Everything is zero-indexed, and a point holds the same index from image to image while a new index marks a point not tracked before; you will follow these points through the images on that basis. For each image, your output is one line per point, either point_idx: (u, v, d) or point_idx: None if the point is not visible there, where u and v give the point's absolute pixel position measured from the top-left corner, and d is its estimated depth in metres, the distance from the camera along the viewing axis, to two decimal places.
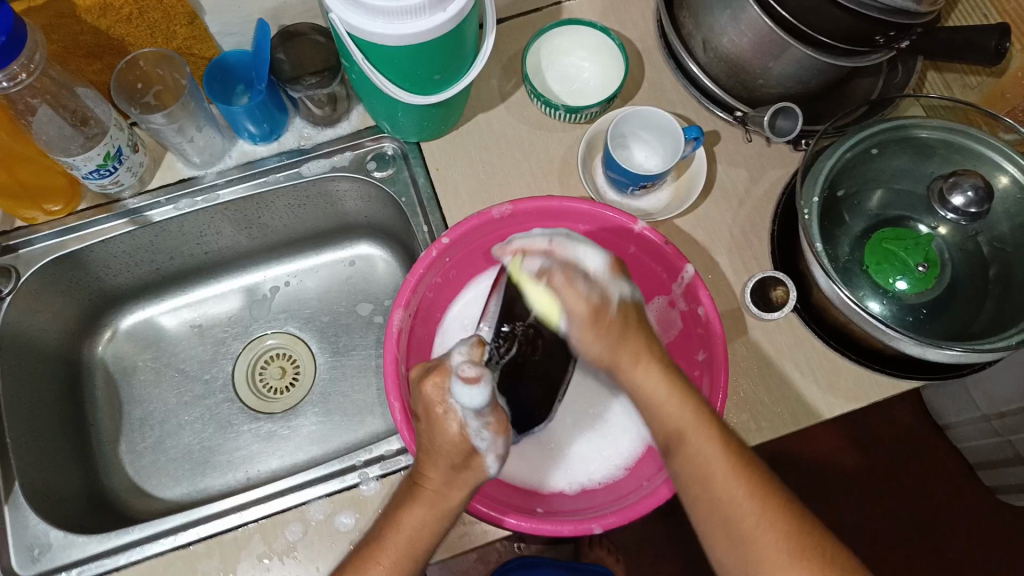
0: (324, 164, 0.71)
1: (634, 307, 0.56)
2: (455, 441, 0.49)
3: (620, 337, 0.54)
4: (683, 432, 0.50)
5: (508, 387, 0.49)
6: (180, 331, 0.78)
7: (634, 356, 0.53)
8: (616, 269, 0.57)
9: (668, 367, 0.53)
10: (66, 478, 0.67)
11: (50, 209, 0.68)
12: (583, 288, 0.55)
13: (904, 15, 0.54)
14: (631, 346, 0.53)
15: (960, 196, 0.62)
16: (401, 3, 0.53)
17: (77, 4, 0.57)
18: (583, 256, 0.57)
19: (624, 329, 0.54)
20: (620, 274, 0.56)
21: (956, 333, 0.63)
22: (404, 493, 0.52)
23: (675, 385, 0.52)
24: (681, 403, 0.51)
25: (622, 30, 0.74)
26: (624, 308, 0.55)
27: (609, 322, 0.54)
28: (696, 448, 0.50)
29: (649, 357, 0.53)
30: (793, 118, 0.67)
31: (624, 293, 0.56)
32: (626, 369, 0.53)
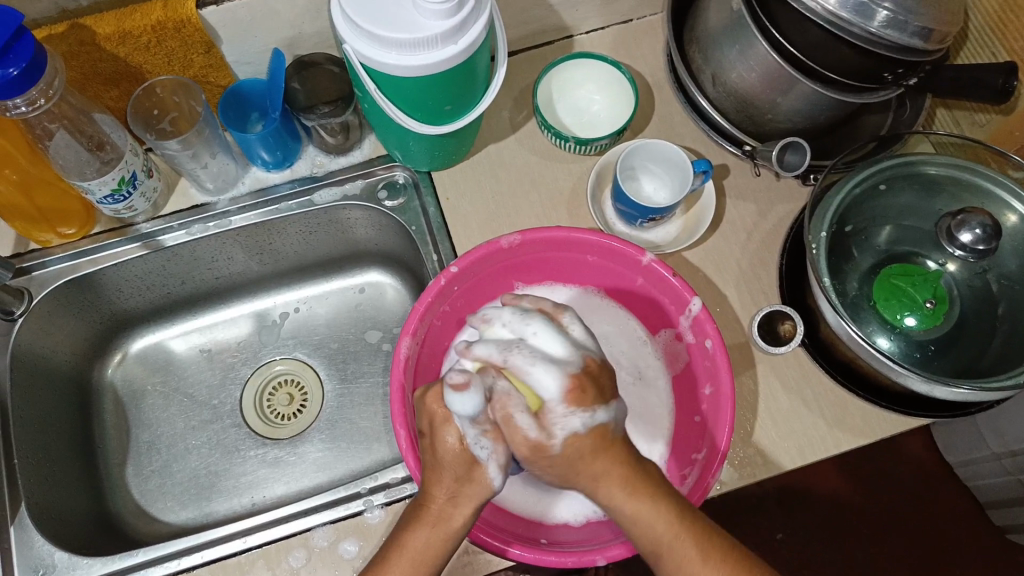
0: (336, 192, 0.72)
1: (602, 437, 0.50)
2: (453, 453, 0.49)
3: (580, 462, 0.50)
4: (663, 545, 0.50)
5: (505, 401, 0.48)
6: (190, 355, 0.79)
7: (595, 480, 0.50)
8: (575, 398, 0.48)
9: (635, 487, 0.51)
10: (73, 499, 0.67)
11: (63, 233, 0.68)
12: (520, 415, 0.48)
13: (910, 52, 0.55)
14: (590, 470, 0.50)
15: (968, 233, 0.63)
16: (413, 34, 0.54)
17: (97, 30, 0.59)
18: (567, 314, 0.53)
19: (588, 455, 0.50)
20: (577, 404, 0.48)
21: (965, 369, 0.63)
22: (409, 515, 0.52)
23: (643, 504, 0.50)
24: (656, 518, 0.50)
25: (632, 65, 0.75)
26: (571, 444, 0.49)
27: (578, 463, 0.49)
28: (676, 564, 0.50)
29: (611, 480, 0.50)
30: (801, 153, 0.67)
31: (574, 428, 0.48)
32: (590, 488, 0.51)
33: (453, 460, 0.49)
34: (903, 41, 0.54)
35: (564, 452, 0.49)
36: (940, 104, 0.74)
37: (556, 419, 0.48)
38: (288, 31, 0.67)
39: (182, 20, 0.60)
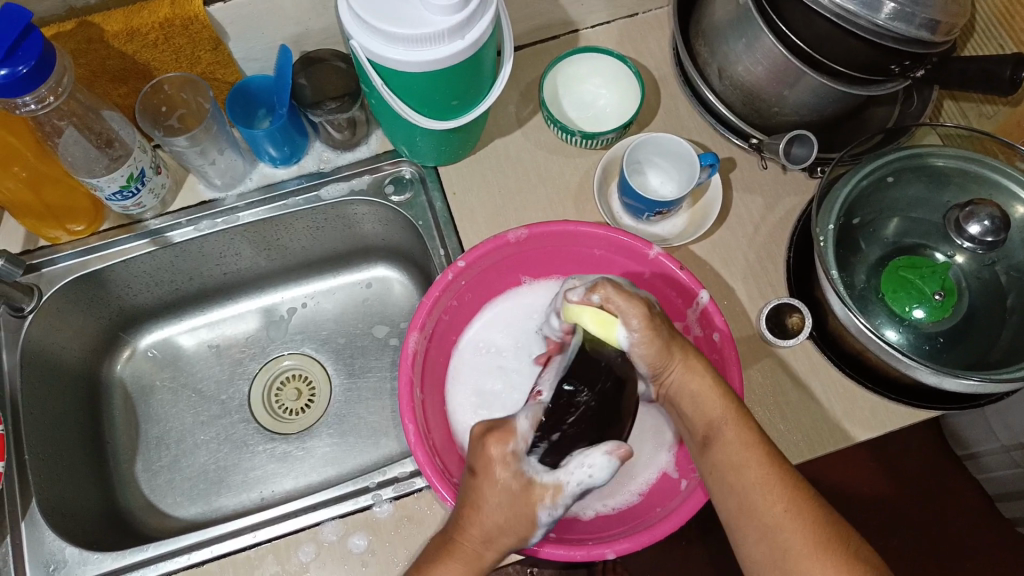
0: (343, 187, 0.72)
1: (668, 308, 0.58)
2: (516, 491, 0.50)
3: (671, 336, 0.56)
4: (718, 419, 0.53)
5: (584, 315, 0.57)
6: (198, 351, 0.79)
7: (684, 355, 0.55)
8: (638, 278, 0.60)
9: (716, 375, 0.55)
10: (83, 495, 0.67)
11: (73, 229, 0.69)
12: (631, 294, 0.55)
13: (917, 45, 0.55)
14: (678, 342, 0.56)
15: (977, 224, 0.62)
16: (419, 30, 0.55)
17: (105, 28, 0.59)
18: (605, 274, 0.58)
19: (669, 330, 0.56)
20: (649, 279, 0.59)
21: (974, 361, 0.63)
22: (437, 549, 0.51)
23: (713, 383, 0.55)
24: (716, 399, 0.54)
25: (638, 59, 0.75)
26: (664, 304, 0.57)
27: (661, 320, 0.55)
28: (730, 436, 0.52)
29: (694, 352, 0.56)
30: (808, 146, 0.67)
31: (654, 295, 0.58)
32: (685, 367, 0.55)
33: (517, 505, 0.49)
34: (909, 34, 0.54)
35: (662, 311, 0.56)
36: (948, 96, 0.74)
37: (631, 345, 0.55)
38: (295, 27, 0.67)
39: (190, 17, 0.60)
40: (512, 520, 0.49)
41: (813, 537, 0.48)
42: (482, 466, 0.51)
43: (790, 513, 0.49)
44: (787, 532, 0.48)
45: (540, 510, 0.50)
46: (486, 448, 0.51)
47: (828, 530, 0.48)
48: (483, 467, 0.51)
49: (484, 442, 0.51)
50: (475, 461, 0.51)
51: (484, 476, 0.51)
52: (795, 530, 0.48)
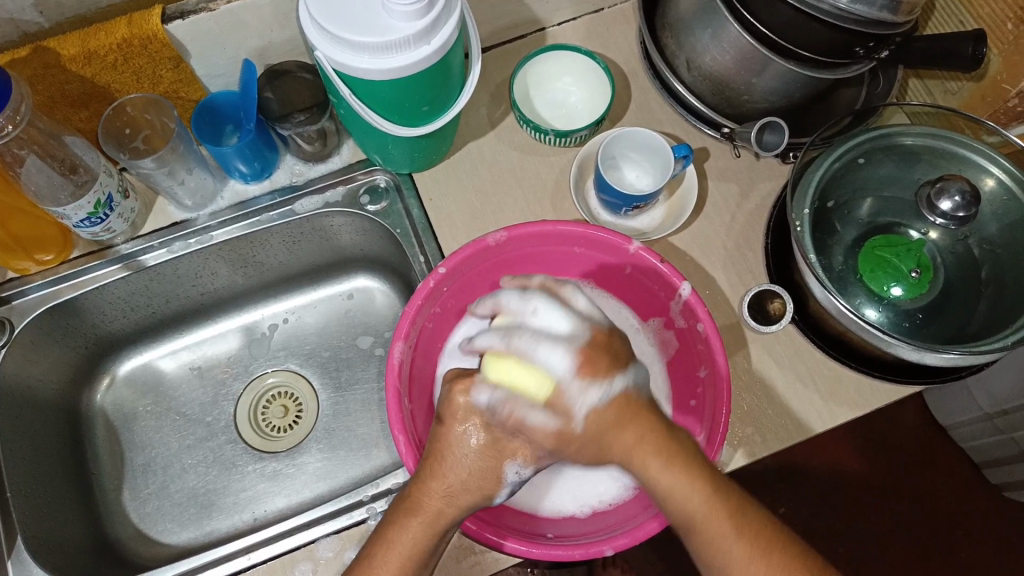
0: (317, 200, 0.71)
1: (624, 401, 0.49)
2: (488, 446, 0.50)
3: (606, 435, 0.49)
4: (695, 524, 0.49)
5: (514, 404, 0.48)
6: (179, 374, 0.78)
7: (637, 444, 0.49)
8: (586, 371, 0.48)
9: (670, 456, 0.49)
10: (71, 530, 0.66)
11: (42, 259, 0.67)
12: (539, 416, 0.48)
13: (881, 27, 0.55)
14: (617, 445, 0.49)
15: (948, 202, 0.63)
16: (385, 38, 0.54)
17: (60, 52, 0.58)
18: (570, 288, 0.53)
19: (620, 422, 0.49)
20: (591, 378, 0.48)
21: (954, 337, 0.64)
22: (394, 509, 0.51)
23: (682, 473, 0.49)
24: (692, 492, 0.48)
25: (607, 54, 0.75)
26: (593, 420, 0.48)
27: (597, 437, 0.49)
28: (712, 544, 0.48)
29: (645, 448, 0.49)
30: (780, 132, 0.67)
31: (599, 399, 0.48)
32: (625, 462, 0.50)
33: (487, 460, 0.50)
34: (870, 15, 0.54)
35: (589, 428, 0.49)
36: (913, 75, 0.75)
37: (572, 398, 0.48)
38: (257, 40, 0.66)
39: (149, 36, 0.59)
40: (477, 476, 0.50)
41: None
42: (452, 415, 0.51)
43: None
44: None
45: (510, 466, 0.51)
46: (454, 395, 0.50)
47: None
48: (451, 415, 0.50)
49: (452, 390, 0.51)
50: (443, 409, 0.51)
51: (454, 427, 0.51)
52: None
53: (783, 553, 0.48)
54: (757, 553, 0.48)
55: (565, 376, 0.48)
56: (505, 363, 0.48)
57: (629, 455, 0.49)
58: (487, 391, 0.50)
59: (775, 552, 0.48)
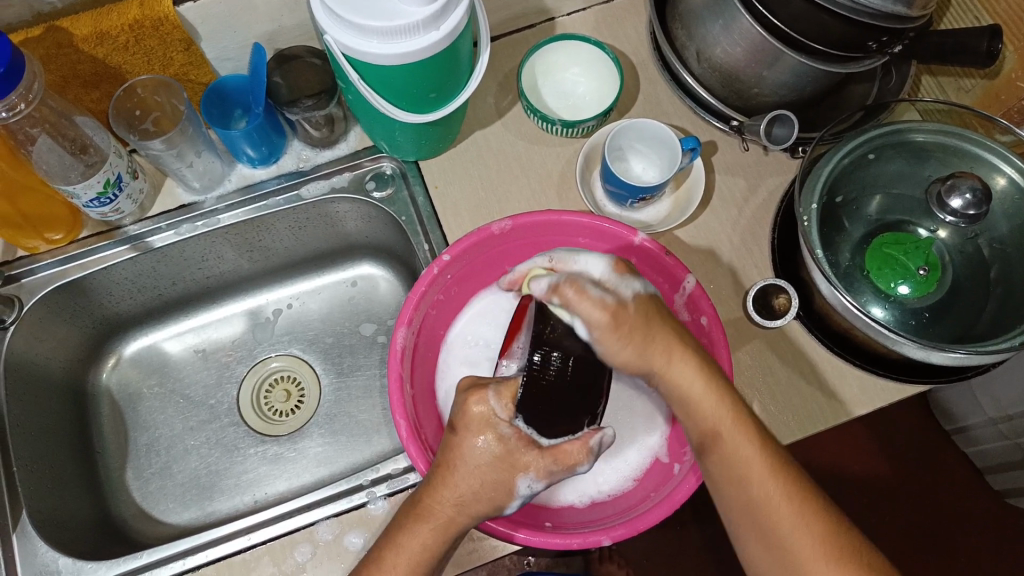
0: (323, 185, 0.71)
1: (652, 301, 0.56)
2: (501, 456, 0.49)
3: (647, 339, 0.54)
4: (716, 429, 0.52)
5: (573, 284, 0.54)
6: (184, 357, 0.79)
7: (666, 354, 0.54)
8: (621, 269, 0.56)
9: (706, 364, 0.54)
10: (75, 506, 0.67)
11: (51, 239, 0.68)
12: (596, 293, 0.54)
13: (894, 20, 0.54)
14: (656, 345, 0.54)
15: (958, 198, 0.62)
16: (394, 22, 0.54)
17: (73, 32, 0.58)
18: (574, 257, 0.57)
19: (648, 321, 0.55)
20: (625, 272, 0.56)
21: (959, 336, 0.63)
22: (405, 514, 0.52)
23: (712, 387, 0.53)
24: (718, 398, 0.53)
25: (616, 45, 0.75)
26: (641, 304, 0.55)
27: (630, 326, 0.54)
28: (732, 449, 0.51)
29: (682, 348, 0.55)
30: (789, 126, 0.67)
31: (637, 289, 0.55)
32: (664, 363, 0.55)
33: (499, 472, 0.49)
34: (884, 8, 0.53)
35: (637, 311, 0.55)
36: (925, 71, 0.74)
37: (618, 284, 0.55)
38: (267, 25, 0.66)
39: (160, 17, 0.59)
40: (489, 486, 0.49)
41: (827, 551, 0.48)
42: (465, 424, 0.50)
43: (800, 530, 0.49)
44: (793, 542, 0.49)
45: (522, 479, 0.49)
46: (469, 403, 0.50)
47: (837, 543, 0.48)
48: (465, 426, 0.49)
49: (466, 401, 0.50)
50: (457, 417, 0.50)
51: (466, 434, 0.50)
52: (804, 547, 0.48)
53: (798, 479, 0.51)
54: (774, 473, 0.51)
55: (604, 271, 0.56)
56: (536, 313, 0.54)
57: (665, 355, 0.54)
58: (499, 405, 0.49)
59: (789, 477, 0.50)
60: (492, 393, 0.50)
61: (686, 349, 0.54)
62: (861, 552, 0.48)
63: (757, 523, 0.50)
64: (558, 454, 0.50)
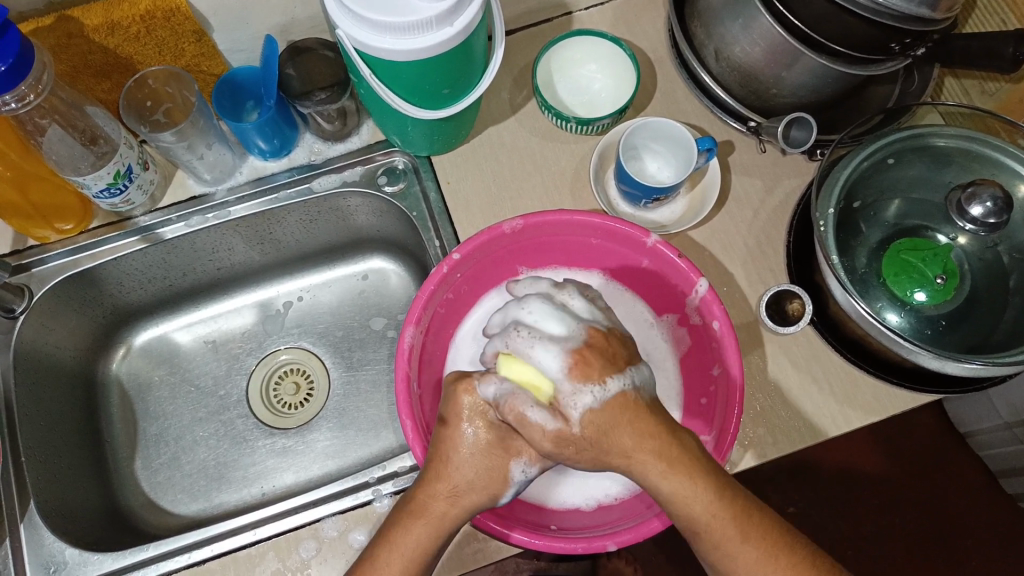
0: (335, 179, 0.71)
1: (624, 398, 0.48)
2: (494, 443, 0.49)
3: (606, 434, 0.47)
4: (702, 524, 0.47)
5: (513, 401, 0.47)
6: (194, 347, 0.79)
7: (659, 457, 0.47)
8: (581, 372, 0.47)
9: (670, 458, 0.47)
10: (83, 496, 0.67)
11: (61, 228, 0.68)
12: (538, 416, 0.47)
13: (916, 22, 0.53)
14: (617, 445, 0.47)
15: (979, 206, 0.61)
16: (407, 18, 0.53)
17: (85, 21, 0.58)
18: (534, 346, 0.49)
19: (611, 425, 0.47)
20: (583, 379, 0.47)
21: (975, 346, 0.62)
22: (397, 511, 0.50)
23: (685, 478, 0.47)
24: (699, 498, 0.47)
25: (634, 41, 0.73)
26: (609, 405, 0.47)
27: (589, 442, 0.47)
28: (718, 539, 0.47)
29: (646, 446, 0.47)
30: (807, 128, 0.65)
31: (590, 404, 0.47)
32: (626, 466, 0.48)
33: (493, 458, 0.49)
34: (909, 10, 0.52)
35: (588, 429, 0.47)
36: (949, 74, 0.73)
37: (569, 403, 0.47)
38: (280, 16, 0.66)
39: (171, 8, 0.59)
40: (484, 475, 0.49)
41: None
42: (455, 413, 0.50)
43: None
44: None
45: (516, 466, 0.50)
46: (459, 397, 0.50)
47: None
48: (456, 414, 0.50)
49: (456, 391, 0.50)
50: (447, 408, 0.51)
51: (456, 425, 0.50)
52: None
53: (795, 553, 0.48)
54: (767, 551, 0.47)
55: (558, 377, 0.47)
56: (518, 364, 0.49)
57: (628, 457, 0.48)
58: (488, 391, 0.50)
59: (779, 552, 0.47)
60: (477, 377, 0.50)
61: (661, 454, 0.47)
62: None
63: None
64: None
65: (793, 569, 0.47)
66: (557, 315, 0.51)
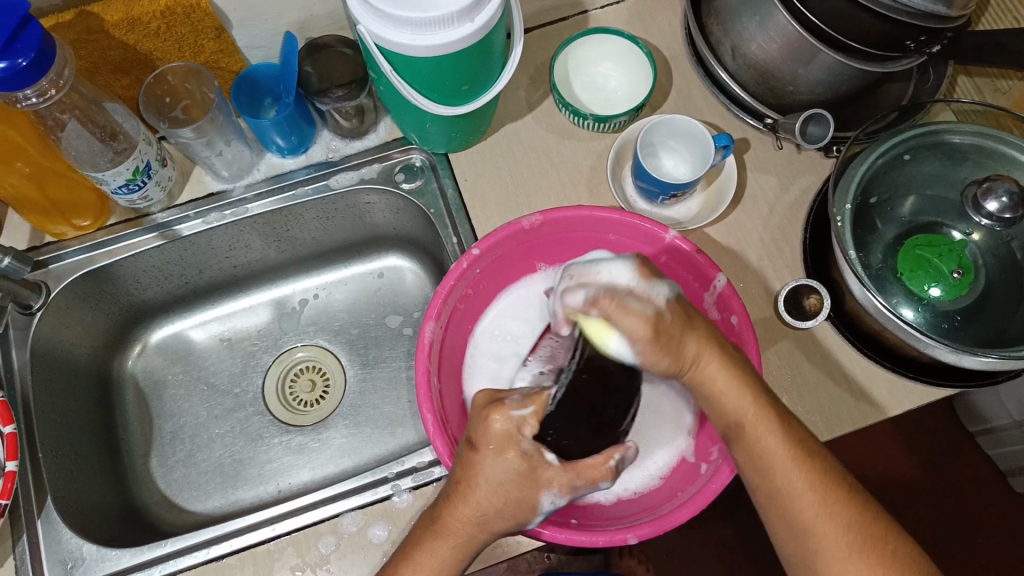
0: (353, 176, 0.71)
1: (682, 305, 0.53)
2: (523, 474, 0.48)
3: (679, 339, 0.52)
4: (746, 421, 0.50)
5: (613, 293, 0.52)
6: (210, 345, 0.79)
7: (704, 354, 0.52)
8: (647, 273, 0.53)
9: (730, 361, 0.52)
10: (99, 492, 0.67)
11: (79, 225, 0.68)
12: (637, 305, 0.51)
13: (934, 20, 0.53)
14: (692, 342, 0.52)
15: (994, 202, 0.62)
16: (427, 14, 0.53)
17: (104, 17, 0.58)
18: (596, 263, 0.54)
19: (686, 321, 0.52)
20: (649, 275, 0.53)
21: (992, 340, 0.62)
22: (423, 529, 0.51)
23: (736, 379, 0.51)
24: (741, 395, 0.51)
25: (650, 40, 0.74)
26: (675, 306, 0.52)
27: (671, 335, 0.51)
28: (756, 436, 0.50)
29: (708, 347, 0.52)
30: (825, 125, 0.66)
31: (668, 291, 0.52)
32: (693, 369, 0.52)
33: (520, 489, 0.48)
34: (924, 8, 0.52)
35: (674, 313, 0.52)
36: (962, 71, 0.73)
37: (642, 294, 0.52)
38: (299, 13, 0.66)
39: (191, 5, 0.59)
40: (511, 504, 0.48)
41: (851, 541, 0.47)
42: (485, 439, 0.49)
43: (825, 518, 0.47)
44: (823, 538, 0.47)
45: (544, 496, 0.48)
46: (489, 420, 0.49)
47: (864, 533, 0.47)
48: (486, 441, 0.48)
49: (487, 416, 0.49)
50: (476, 434, 0.49)
51: (485, 451, 0.48)
52: (835, 539, 0.47)
53: (828, 466, 0.49)
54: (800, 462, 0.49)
55: (632, 279, 0.52)
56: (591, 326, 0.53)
57: (696, 356, 0.52)
58: (523, 421, 0.48)
59: (816, 463, 0.49)
60: (512, 403, 0.49)
61: (714, 354, 0.52)
62: (891, 534, 0.47)
63: (780, 507, 0.49)
64: (581, 470, 0.49)
65: (820, 490, 0.48)
66: (598, 258, 0.56)
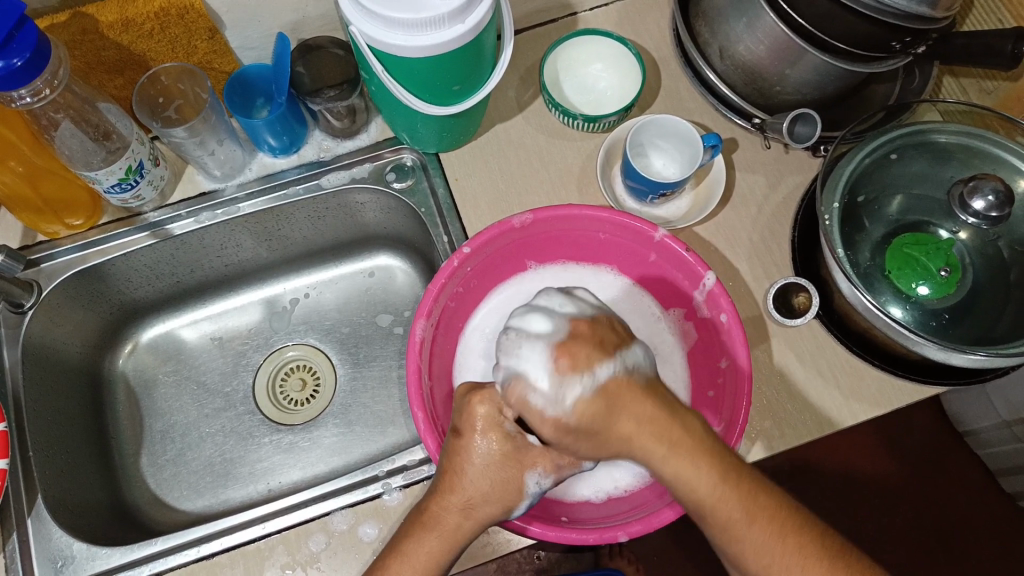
0: (344, 175, 0.72)
1: (626, 385, 0.47)
2: (507, 455, 0.48)
3: (607, 420, 0.46)
4: (707, 505, 0.46)
5: (518, 389, 0.46)
6: (201, 344, 0.79)
7: (651, 430, 0.47)
8: (568, 363, 0.45)
9: (674, 439, 0.47)
10: (89, 491, 0.67)
11: (71, 223, 0.68)
12: (541, 399, 0.45)
13: (919, 21, 0.54)
14: (620, 426, 0.47)
15: (981, 200, 0.62)
16: (419, 15, 0.53)
17: (99, 18, 0.58)
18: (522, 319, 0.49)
19: (610, 410, 0.46)
20: (570, 370, 0.45)
21: (978, 338, 0.63)
22: (410, 522, 0.50)
23: (688, 457, 0.46)
24: (698, 481, 0.46)
25: (639, 41, 0.75)
26: (590, 405, 0.45)
27: (591, 430, 0.46)
28: (721, 519, 0.46)
29: (655, 427, 0.47)
30: (812, 124, 0.66)
31: (579, 395, 0.45)
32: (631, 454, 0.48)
33: (507, 470, 0.48)
34: (909, 9, 0.52)
35: (596, 410, 0.46)
36: (947, 72, 0.75)
37: (557, 390, 0.45)
38: (292, 14, 0.67)
39: (186, 6, 0.59)
40: (498, 487, 0.48)
41: None
42: (469, 424, 0.49)
43: None
44: None
45: (529, 476, 0.49)
46: (472, 408, 0.49)
47: None
48: (471, 425, 0.48)
49: (471, 400, 0.49)
50: (461, 420, 0.49)
51: (470, 435, 0.49)
52: None
53: (801, 531, 0.47)
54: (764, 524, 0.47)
55: (543, 374, 0.45)
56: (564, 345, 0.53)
57: (630, 445, 0.47)
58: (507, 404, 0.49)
59: (790, 533, 0.46)
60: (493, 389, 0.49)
61: (659, 436, 0.46)
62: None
63: None
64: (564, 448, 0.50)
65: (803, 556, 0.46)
66: (532, 327, 0.48)
